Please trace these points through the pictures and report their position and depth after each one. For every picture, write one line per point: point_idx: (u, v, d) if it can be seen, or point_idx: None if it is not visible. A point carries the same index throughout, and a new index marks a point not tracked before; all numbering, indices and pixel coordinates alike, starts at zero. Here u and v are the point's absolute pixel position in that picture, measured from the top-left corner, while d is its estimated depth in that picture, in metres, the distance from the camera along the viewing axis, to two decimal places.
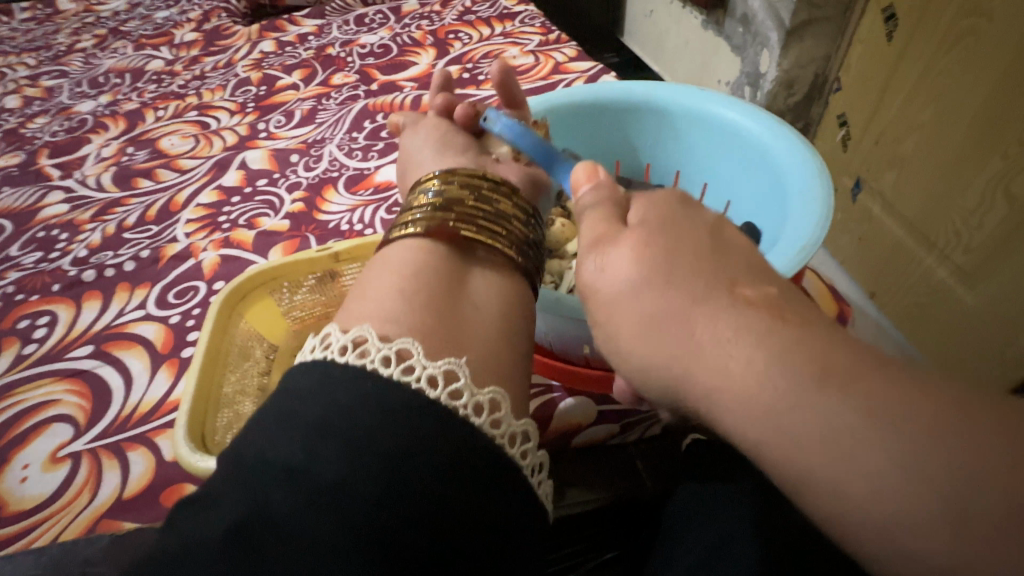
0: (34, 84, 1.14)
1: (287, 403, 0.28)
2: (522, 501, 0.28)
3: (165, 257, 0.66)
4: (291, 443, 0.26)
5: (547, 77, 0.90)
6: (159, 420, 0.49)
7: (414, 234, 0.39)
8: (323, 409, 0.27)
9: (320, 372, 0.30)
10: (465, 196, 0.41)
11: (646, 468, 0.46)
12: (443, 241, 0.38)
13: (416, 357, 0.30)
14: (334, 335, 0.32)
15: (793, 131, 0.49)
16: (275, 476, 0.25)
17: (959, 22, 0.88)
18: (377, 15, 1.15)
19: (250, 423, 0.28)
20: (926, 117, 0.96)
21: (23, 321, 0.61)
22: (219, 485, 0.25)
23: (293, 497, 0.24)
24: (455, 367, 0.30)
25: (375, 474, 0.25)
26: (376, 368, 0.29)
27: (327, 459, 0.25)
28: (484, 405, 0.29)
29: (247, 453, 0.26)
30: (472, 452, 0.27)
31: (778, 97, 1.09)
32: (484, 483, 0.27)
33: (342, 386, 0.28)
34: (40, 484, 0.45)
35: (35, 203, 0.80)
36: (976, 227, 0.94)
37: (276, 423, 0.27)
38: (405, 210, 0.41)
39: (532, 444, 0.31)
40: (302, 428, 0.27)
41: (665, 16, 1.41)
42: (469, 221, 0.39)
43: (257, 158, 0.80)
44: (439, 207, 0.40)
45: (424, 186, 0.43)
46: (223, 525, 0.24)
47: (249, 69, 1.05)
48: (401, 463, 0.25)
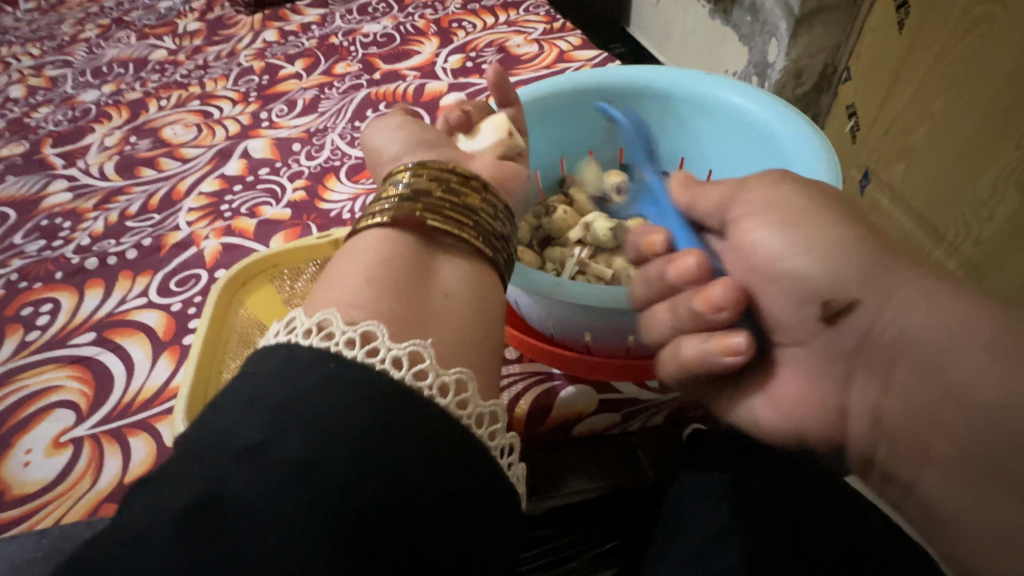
0: (37, 74, 1.14)
1: (253, 386, 0.28)
2: (492, 482, 0.28)
3: (167, 245, 0.66)
4: (254, 424, 0.25)
5: (551, 66, 0.89)
6: (159, 406, 0.49)
7: (382, 224, 0.36)
8: (286, 392, 0.27)
9: (284, 356, 0.29)
10: (431, 186, 0.38)
11: (647, 458, 0.45)
12: (409, 230, 0.36)
13: (381, 339, 0.30)
14: (300, 319, 0.31)
15: (800, 115, 0.48)
16: (237, 455, 0.24)
17: (973, 9, 0.87)
18: (381, 4, 1.15)
19: (210, 407, 0.28)
20: (937, 107, 0.95)
21: (27, 308, 0.61)
22: (181, 465, 0.25)
23: (255, 474, 0.24)
24: (420, 348, 0.30)
25: (338, 451, 0.25)
26: (340, 350, 0.29)
27: (289, 436, 0.25)
28: (449, 386, 0.29)
29: (210, 433, 0.26)
30: (438, 431, 0.27)
31: (786, 87, 1.01)
32: (452, 461, 0.27)
33: (305, 369, 0.28)
34: (43, 468, 0.45)
35: (39, 192, 0.80)
36: (987, 219, 0.93)
37: (239, 405, 0.27)
38: (372, 199, 0.39)
39: (501, 426, 0.30)
40: (265, 408, 0.26)
41: (672, 5, 1.39)
42: (437, 211, 0.37)
43: (260, 147, 0.80)
44: (404, 199, 0.37)
45: (393, 174, 0.40)
46: (179, 503, 0.23)
47: (251, 58, 1.04)
48: (364, 442, 0.25)
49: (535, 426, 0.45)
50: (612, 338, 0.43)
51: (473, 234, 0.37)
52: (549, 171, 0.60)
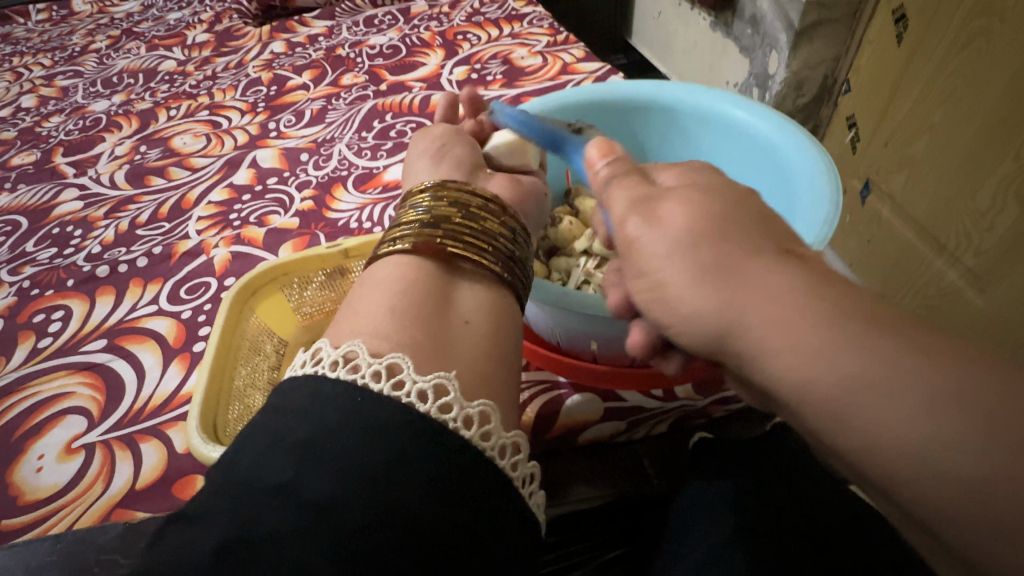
0: (49, 83, 1.16)
1: (280, 420, 0.28)
2: (514, 515, 0.28)
3: (177, 253, 0.67)
4: (280, 462, 0.26)
5: (555, 78, 0.91)
6: (171, 413, 0.49)
7: (402, 252, 0.37)
8: (312, 428, 0.27)
9: (310, 390, 0.29)
10: (451, 212, 0.40)
11: (653, 466, 0.47)
12: (428, 258, 0.37)
13: (405, 371, 0.30)
14: (325, 351, 0.31)
15: (800, 128, 0.49)
16: (264, 494, 0.25)
17: (970, 23, 0.88)
18: (386, 16, 1.17)
19: (240, 440, 0.28)
20: (936, 118, 0.96)
21: (39, 315, 0.62)
22: (210, 500, 0.25)
23: (281, 515, 0.24)
24: (445, 380, 0.30)
25: (363, 490, 0.25)
26: (366, 383, 0.29)
27: (317, 475, 0.25)
28: (474, 418, 0.29)
29: (238, 469, 0.26)
30: (462, 468, 0.27)
31: (787, 99, 1.07)
32: (474, 498, 0.26)
33: (331, 403, 0.28)
34: (55, 474, 0.46)
35: (50, 200, 0.81)
36: (987, 230, 0.93)
37: (266, 443, 0.27)
38: (393, 225, 0.40)
39: (524, 456, 0.30)
40: (292, 446, 0.26)
41: (673, 17, 1.41)
42: (456, 237, 0.38)
43: (268, 157, 0.81)
44: (425, 225, 0.39)
45: (411, 202, 0.42)
46: (207, 543, 0.23)
47: (259, 69, 1.06)
48: (389, 480, 0.25)
49: (539, 434, 0.46)
50: (619, 348, 0.44)
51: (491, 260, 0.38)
52: (555, 181, 0.61)
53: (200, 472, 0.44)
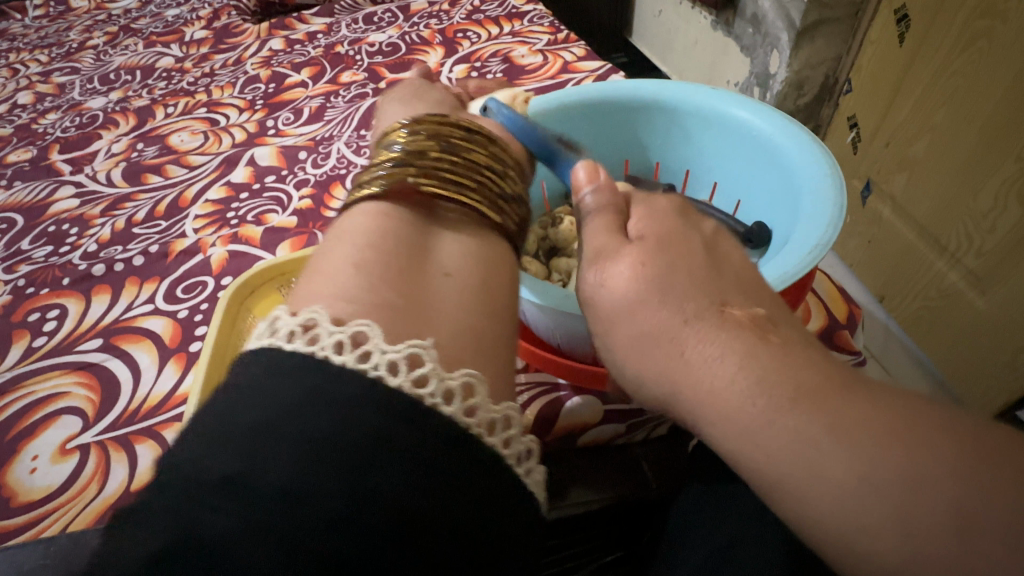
0: (46, 80, 1.15)
1: (227, 404, 0.24)
2: (508, 497, 0.24)
3: (173, 252, 0.66)
4: (224, 451, 0.22)
5: (556, 77, 0.90)
6: (167, 413, 0.49)
7: (375, 193, 0.36)
8: (265, 408, 0.23)
9: (265, 367, 0.25)
10: (430, 145, 0.38)
11: (652, 470, 0.45)
12: (406, 198, 0.36)
13: (374, 340, 0.26)
14: (282, 319, 0.28)
15: (804, 129, 0.49)
16: (204, 488, 0.20)
17: (973, 23, 0.87)
18: (386, 14, 1.16)
19: (182, 433, 0.24)
20: (938, 119, 0.96)
21: (34, 313, 0.61)
22: (141, 501, 0.21)
23: (226, 513, 0.20)
24: (421, 351, 0.27)
25: (329, 476, 0.21)
26: (327, 355, 0.26)
27: (272, 462, 0.21)
28: (455, 391, 0.26)
29: (174, 463, 0.22)
30: (447, 446, 0.24)
31: (788, 98, 1.10)
32: (464, 480, 0.23)
33: (288, 380, 0.24)
34: (49, 475, 0.46)
35: (46, 198, 0.81)
36: (988, 231, 0.92)
37: (209, 430, 0.23)
38: (368, 167, 0.39)
39: (517, 432, 0.27)
40: (241, 431, 0.22)
41: (674, 16, 1.40)
42: (434, 174, 0.37)
43: (266, 155, 0.81)
44: (400, 163, 0.37)
45: (386, 143, 0.40)
46: (134, 554, 0.19)
47: (258, 66, 1.05)
48: (361, 462, 0.22)
49: (538, 436, 0.46)
50: None
51: (473, 198, 0.37)
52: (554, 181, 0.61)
53: None
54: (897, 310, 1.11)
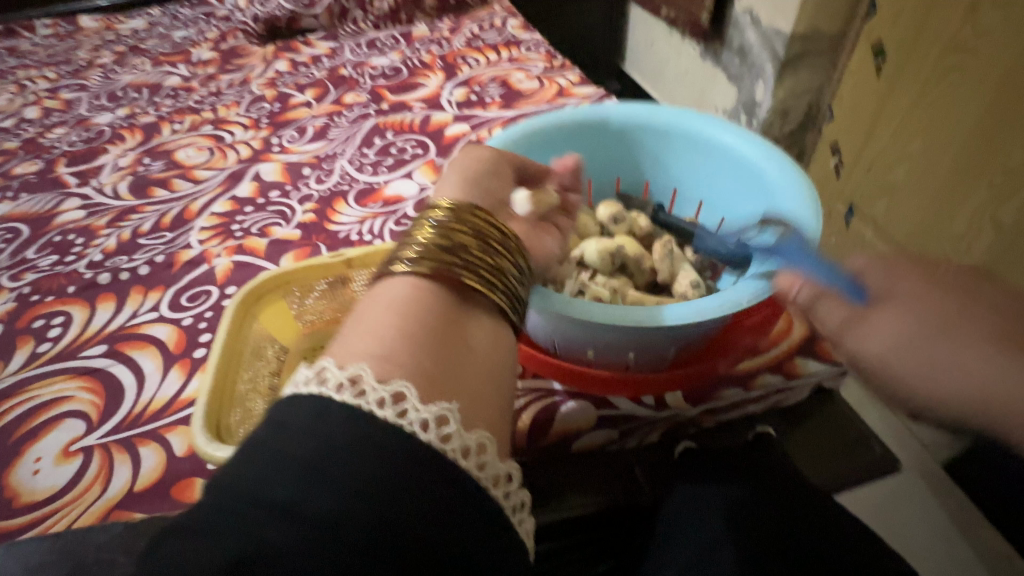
0: (53, 96, 1.18)
1: (283, 436, 0.28)
2: (505, 542, 0.29)
3: (179, 262, 0.68)
4: (284, 480, 0.26)
5: (552, 101, 0.94)
6: (170, 417, 0.50)
7: (421, 275, 0.37)
8: (320, 447, 0.27)
9: (316, 409, 0.29)
10: (472, 244, 0.39)
11: (644, 475, 0.47)
12: (446, 288, 0.37)
13: (411, 400, 0.30)
14: (330, 370, 0.31)
15: (784, 154, 0.52)
16: (267, 512, 0.25)
17: (945, 58, 0.93)
18: (388, 39, 1.21)
19: (241, 453, 0.28)
20: (915, 148, 1.00)
21: (38, 320, 0.62)
22: (205, 514, 0.25)
23: (284, 534, 0.24)
24: (448, 412, 0.30)
25: (369, 513, 0.25)
26: (372, 409, 0.29)
27: (324, 496, 0.25)
28: (471, 448, 0.30)
29: (239, 482, 0.26)
30: (460, 493, 0.28)
31: (774, 126, 1.16)
32: (469, 525, 0.28)
33: (337, 425, 0.28)
34: (52, 476, 0.46)
35: (52, 209, 0.82)
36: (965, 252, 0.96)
37: (267, 459, 0.27)
38: (409, 243, 0.39)
39: (516, 485, 0.31)
40: (296, 465, 0.26)
41: (664, 47, 1.47)
42: (475, 271, 0.38)
43: (271, 170, 0.83)
44: (445, 253, 0.38)
45: (429, 216, 0.41)
46: (209, 558, 0.23)
47: (264, 86, 1.09)
48: (393, 504, 0.26)
49: (537, 438, 0.48)
50: (614, 355, 0.46)
51: (503, 302, 0.39)
52: None
53: (196, 475, 0.45)
54: None
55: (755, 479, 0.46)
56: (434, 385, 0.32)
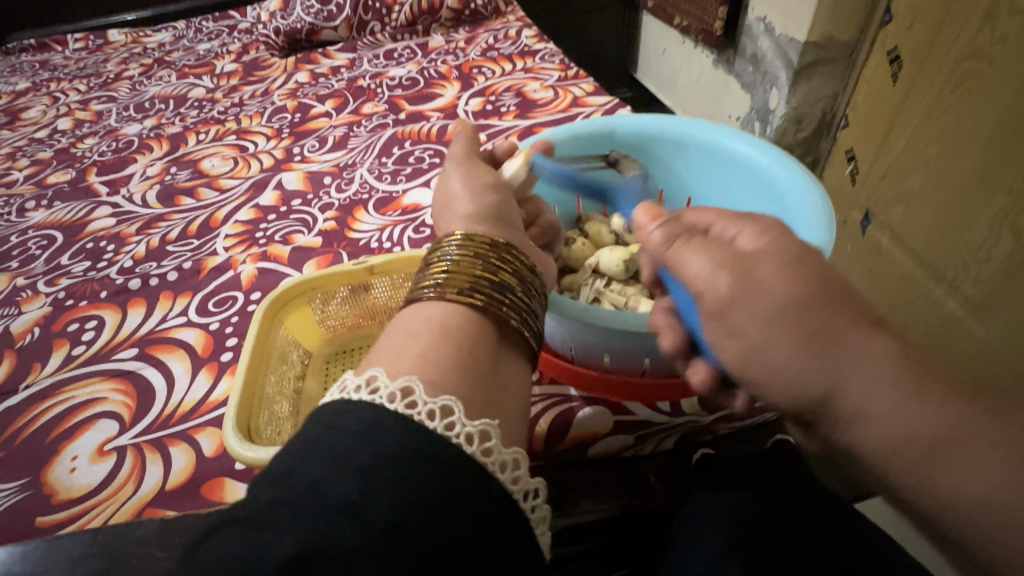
0: (84, 108, 1.22)
1: (341, 441, 0.29)
2: (529, 553, 0.30)
3: (206, 269, 0.70)
4: (344, 482, 0.27)
5: (566, 110, 0.95)
6: (199, 418, 0.52)
7: (472, 305, 0.39)
8: (374, 454, 0.29)
9: (370, 417, 0.31)
10: (517, 285, 0.42)
11: (658, 482, 0.48)
12: (492, 321, 0.39)
13: (458, 414, 0.31)
14: (381, 381, 0.32)
15: (797, 162, 0.53)
16: (330, 513, 0.26)
17: (960, 66, 0.92)
18: (405, 50, 1.24)
19: (302, 452, 0.29)
20: (931, 154, 1.00)
21: (73, 324, 0.65)
22: (269, 510, 0.27)
23: (347, 535, 0.26)
24: (491, 428, 0.32)
25: (419, 521, 0.27)
26: (421, 420, 0.31)
27: (379, 501, 0.27)
28: (508, 463, 0.31)
29: (302, 481, 0.28)
30: (497, 506, 0.30)
31: (788, 132, 1.16)
32: (502, 537, 0.29)
33: (390, 434, 0.30)
34: (88, 474, 0.48)
35: (84, 217, 0.85)
36: (984, 260, 0.95)
37: (329, 461, 0.28)
38: (457, 267, 0.41)
39: (542, 500, 0.33)
40: (354, 469, 0.28)
41: (677, 55, 1.48)
42: (519, 310, 0.40)
43: (293, 179, 0.86)
44: (495, 288, 0.40)
45: (478, 248, 0.43)
46: (283, 550, 0.25)
47: (285, 97, 1.12)
48: (441, 513, 0.27)
49: (554, 444, 0.48)
50: (630, 360, 0.48)
51: (539, 343, 0.41)
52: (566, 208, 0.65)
53: (226, 475, 0.46)
54: None
55: (766, 491, 0.44)
56: (459, 391, 0.34)
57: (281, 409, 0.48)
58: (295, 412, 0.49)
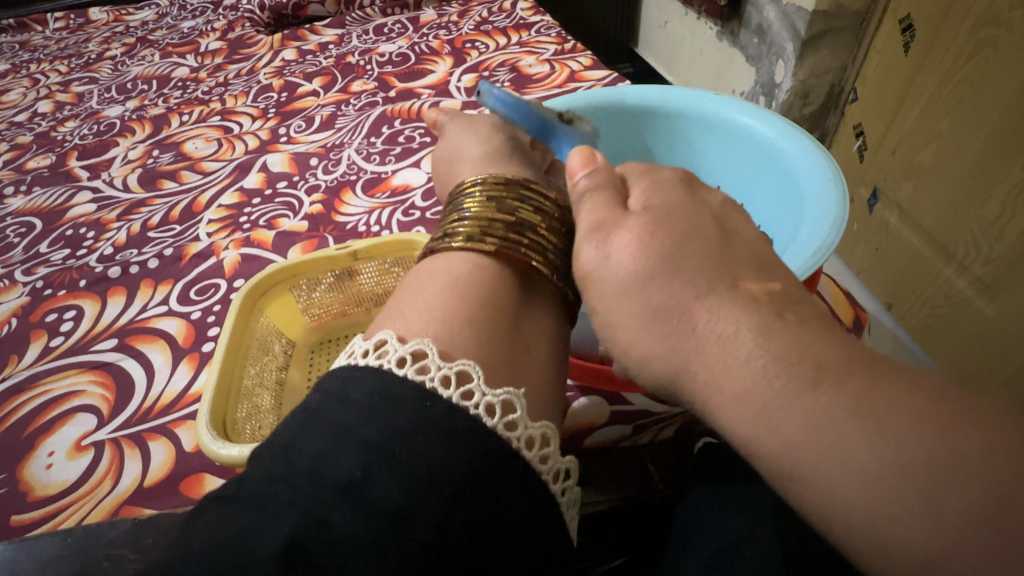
0: (65, 89, 1.18)
1: (347, 413, 0.27)
2: (555, 534, 0.28)
3: (188, 255, 0.67)
4: (350, 459, 0.25)
5: (562, 85, 0.91)
6: (180, 411, 0.50)
7: (485, 249, 0.37)
8: (382, 427, 0.26)
9: (379, 387, 0.28)
10: (536, 224, 0.40)
11: (658, 471, 0.46)
12: (510, 264, 0.37)
13: (476, 381, 0.29)
14: (391, 345, 0.31)
15: (805, 135, 0.50)
16: (333, 493, 0.24)
17: (978, 32, 0.88)
18: (396, 25, 1.19)
19: (300, 426, 0.27)
20: (945, 127, 0.96)
21: (51, 314, 0.62)
22: (270, 489, 0.24)
23: (356, 516, 0.23)
24: (515, 398, 0.30)
25: (432, 501, 0.24)
26: (435, 388, 0.28)
27: (388, 482, 0.24)
28: (535, 439, 0.29)
29: (306, 460, 0.25)
30: (519, 488, 0.27)
31: (793, 108, 1.11)
32: (529, 519, 0.27)
33: (400, 406, 0.27)
34: (65, 470, 0.47)
35: (64, 203, 0.82)
36: (997, 238, 0.92)
37: (334, 432, 0.26)
38: (467, 217, 0.40)
39: (572, 482, 0.31)
40: (359, 445, 0.25)
41: (679, 27, 1.42)
42: (538, 248, 0.38)
43: (278, 161, 0.82)
44: (512, 229, 0.39)
45: (493, 194, 0.42)
46: (281, 537, 0.22)
47: (271, 76, 1.07)
48: (459, 494, 0.25)
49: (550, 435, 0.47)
50: None
51: (565, 286, 0.39)
52: None
53: (207, 471, 0.45)
54: (906, 318, 1.11)
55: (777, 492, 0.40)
56: None
57: (263, 402, 0.46)
58: (278, 403, 0.47)
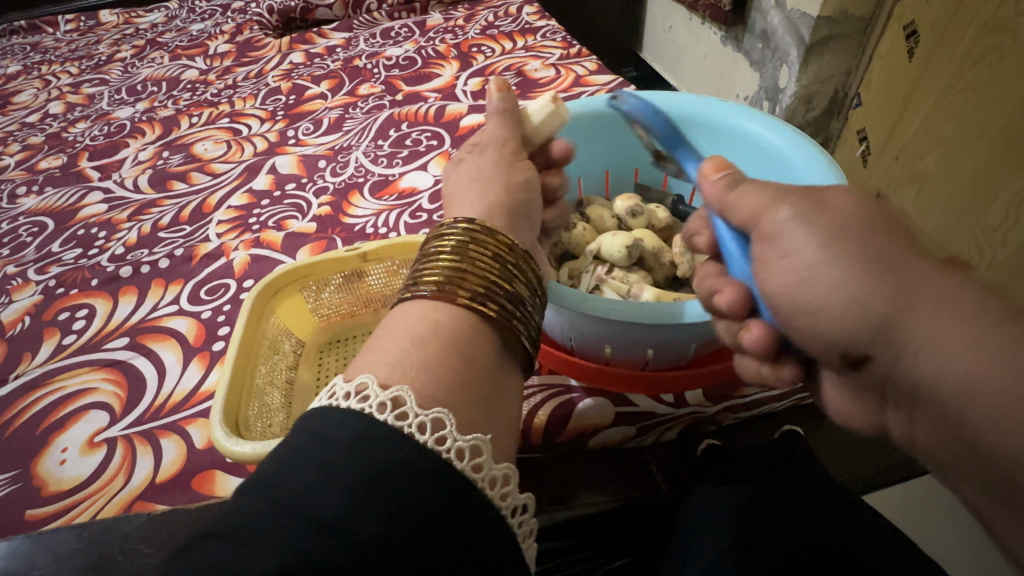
0: (75, 91, 1.20)
1: (325, 452, 0.27)
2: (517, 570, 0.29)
3: (198, 255, 0.68)
4: (331, 498, 0.25)
5: (568, 90, 0.92)
6: (191, 409, 0.51)
7: (480, 315, 0.36)
8: (360, 467, 0.27)
9: (358, 429, 0.29)
10: (530, 296, 0.39)
11: (660, 471, 0.46)
12: (499, 333, 0.37)
13: (450, 427, 0.30)
14: (371, 390, 0.30)
15: (811, 141, 0.50)
16: (312, 531, 0.24)
17: (982, 39, 0.93)
18: (403, 29, 1.20)
19: (280, 461, 0.27)
20: (949, 131, 1.04)
21: (63, 313, 0.63)
22: (248, 524, 0.24)
23: (333, 554, 0.23)
24: (483, 443, 0.30)
25: (409, 541, 0.25)
26: (411, 433, 0.29)
27: (367, 520, 0.25)
28: (498, 480, 0.30)
29: (287, 494, 0.25)
30: (486, 526, 0.28)
31: (797, 113, 1.06)
32: (494, 558, 0.27)
33: (379, 448, 0.28)
34: (78, 466, 0.47)
35: (75, 203, 0.83)
36: (1000, 244, 1.10)
37: (316, 469, 0.26)
38: (469, 266, 0.37)
39: (531, 517, 0.31)
40: (340, 484, 0.26)
41: (683, 31, 1.42)
42: (527, 324, 0.38)
43: (287, 164, 0.83)
44: (510, 298, 0.37)
45: (497, 247, 0.40)
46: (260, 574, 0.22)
47: (279, 78, 1.09)
48: (431, 536, 0.25)
49: (551, 438, 0.46)
50: (632, 352, 0.45)
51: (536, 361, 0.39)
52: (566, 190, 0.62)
53: (217, 467, 0.46)
54: None
55: (756, 483, 0.43)
56: (442, 393, 0.32)
57: (272, 401, 0.47)
58: (288, 403, 0.48)
